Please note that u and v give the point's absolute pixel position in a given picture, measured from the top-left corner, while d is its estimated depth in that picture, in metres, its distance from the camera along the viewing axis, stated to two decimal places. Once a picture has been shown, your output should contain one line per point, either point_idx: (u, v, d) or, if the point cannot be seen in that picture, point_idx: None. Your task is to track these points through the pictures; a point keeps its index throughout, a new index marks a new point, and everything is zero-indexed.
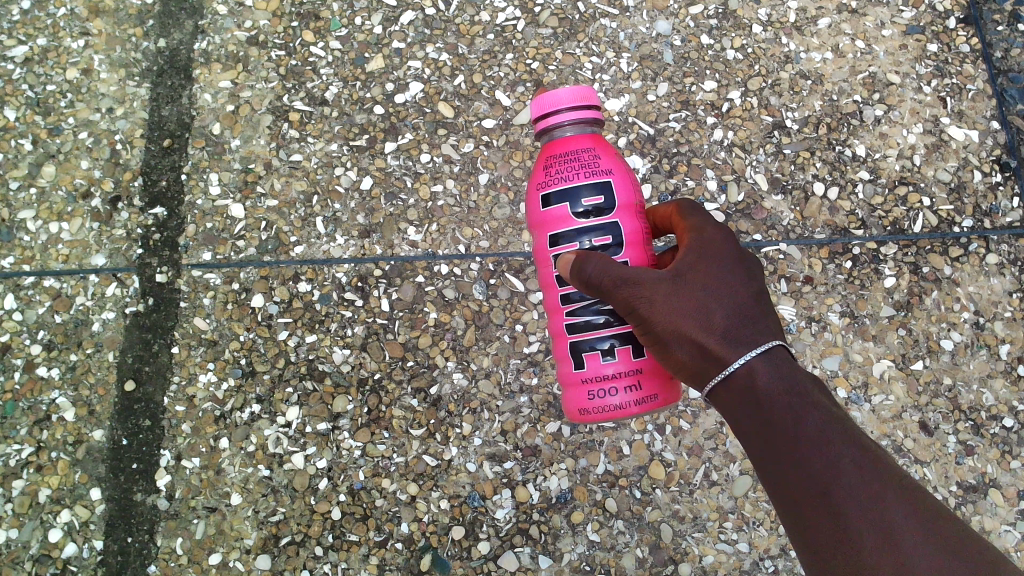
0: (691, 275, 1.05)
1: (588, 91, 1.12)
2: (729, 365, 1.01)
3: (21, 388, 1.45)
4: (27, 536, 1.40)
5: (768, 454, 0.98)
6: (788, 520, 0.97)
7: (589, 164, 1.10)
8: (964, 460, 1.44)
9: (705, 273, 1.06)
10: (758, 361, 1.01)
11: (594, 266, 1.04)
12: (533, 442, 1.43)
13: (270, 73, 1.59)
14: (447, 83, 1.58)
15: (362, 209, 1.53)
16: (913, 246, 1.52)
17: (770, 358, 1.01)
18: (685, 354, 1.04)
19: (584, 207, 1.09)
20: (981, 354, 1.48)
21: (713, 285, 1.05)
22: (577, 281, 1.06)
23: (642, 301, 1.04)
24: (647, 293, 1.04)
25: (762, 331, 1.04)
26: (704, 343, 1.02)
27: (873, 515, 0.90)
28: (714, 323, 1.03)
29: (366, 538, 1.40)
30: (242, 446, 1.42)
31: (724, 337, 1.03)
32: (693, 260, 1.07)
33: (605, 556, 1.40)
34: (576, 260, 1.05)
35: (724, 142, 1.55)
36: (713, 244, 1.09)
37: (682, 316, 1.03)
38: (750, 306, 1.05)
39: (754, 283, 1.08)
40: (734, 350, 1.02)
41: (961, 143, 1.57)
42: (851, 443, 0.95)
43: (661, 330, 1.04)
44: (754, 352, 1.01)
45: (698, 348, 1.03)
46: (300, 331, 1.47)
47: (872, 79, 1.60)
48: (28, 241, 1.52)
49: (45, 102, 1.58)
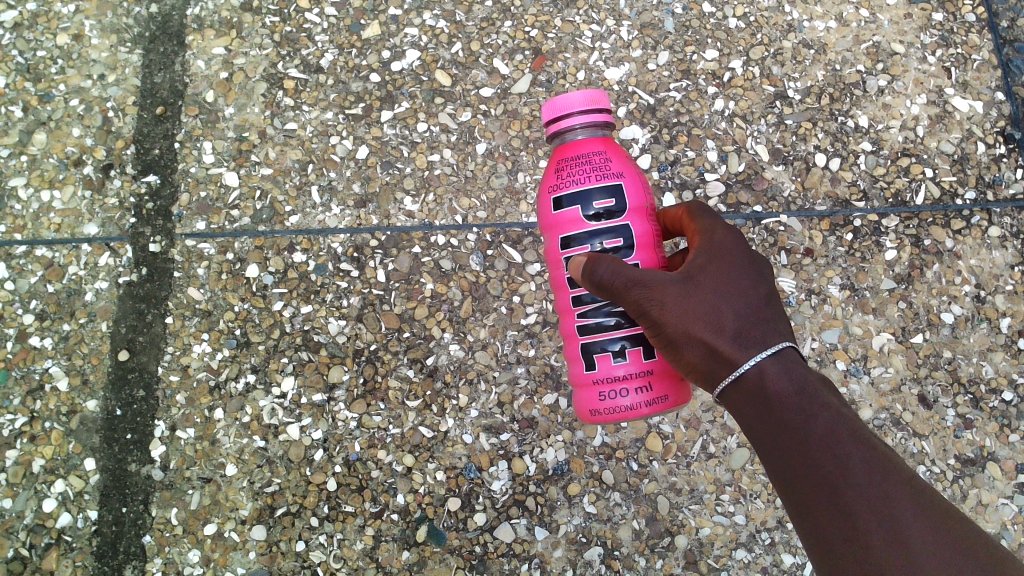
0: (701, 277, 1.05)
1: (600, 95, 1.10)
2: (740, 366, 1.01)
3: (14, 358, 1.44)
4: (21, 506, 1.38)
5: (778, 456, 0.97)
6: (800, 523, 0.95)
7: (600, 168, 1.08)
8: (963, 433, 1.43)
9: (715, 276, 1.05)
10: (769, 363, 1.01)
11: (606, 269, 1.02)
12: (530, 413, 1.42)
13: (265, 40, 1.56)
14: (444, 51, 1.56)
15: (358, 178, 1.51)
16: (915, 218, 1.50)
17: (780, 359, 1.01)
18: (696, 356, 1.04)
19: (595, 210, 1.08)
20: (981, 327, 1.47)
21: (723, 287, 1.05)
22: (588, 282, 1.04)
23: (653, 303, 1.03)
24: (657, 295, 1.03)
25: (772, 332, 1.04)
26: (715, 345, 1.02)
27: (881, 511, 0.89)
28: (723, 324, 1.03)
29: (362, 509, 1.39)
30: (236, 417, 1.42)
31: (735, 338, 1.03)
32: (704, 262, 1.06)
33: (601, 528, 1.39)
34: (587, 262, 1.03)
35: (725, 112, 1.53)
36: (724, 246, 1.08)
37: (693, 318, 1.03)
38: (760, 307, 1.05)
39: (765, 285, 1.08)
40: (745, 351, 1.02)
41: (966, 114, 1.55)
42: (860, 443, 0.94)
43: (673, 333, 1.03)
44: (764, 353, 1.01)
45: (709, 350, 1.03)
46: (295, 301, 1.46)
47: (876, 48, 1.57)
48: (20, 210, 1.49)
49: (36, 68, 1.55)
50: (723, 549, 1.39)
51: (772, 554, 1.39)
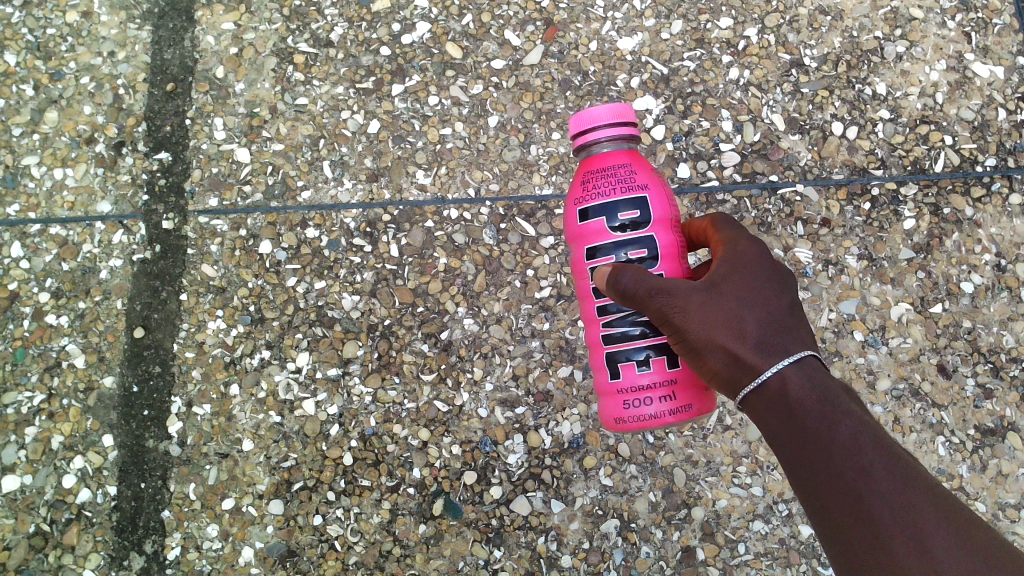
0: (724, 285, 1.03)
1: (626, 108, 1.09)
2: (762, 374, 0.99)
3: (30, 336, 1.44)
4: (41, 482, 1.39)
5: (800, 463, 0.96)
6: (822, 531, 0.94)
7: (625, 179, 1.07)
8: (983, 403, 1.42)
9: (738, 283, 1.04)
10: (791, 371, 0.99)
11: (630, 278, 1.01)
12: (545, 387, 1.41)
13: (274, 15, 1.56)
14: (454, 23, 1.55)
15: (369, 152, 1.50)
16: (934, 186, 1.48)
17: (802, 367, 0.99)
18: (719, 363, 1.02)
19: (621, 221, 1.06)
20: (1002, 296, 1.45)
21: (746, 296, 1.03)
22: (613, 292, 1.03)
23: (676, 311, 1.02)
24: (681, 304, 1.01)
25: (794, 340, 1.01)
26: (737, 352, 1.01)
27: (907, 521, 0.87)
28: (747, 333, 1.01)
29: (378, 483, 1.39)
30: (252, 392, 1.42)
31: (758, 347, 1.01)
32: (727, 271, 1.05)
33: (617, 500, 1.38)
34: (611, 272, 1.03)
35: (740, 81, 1.51)
36: (747, 254, 1.07)
37: (714, 326, 1.01)
38: (785, 315, 1.03)
39: (789, 294, 1.05)
40: (766, 360, 1.00)
41: (986, 80, 1.52)
42: (885, 453, 0.92)
43: (696, 340, 1.02)
44: (786, 361, 0.99)
45: (731, 358, 1.01)
46: (309, 277, 1.46)
47: (894, 14, 1.54)
48: (33, 188, 1.50)
49: (46, 46, 1.55)
50: (740, 521, 1.38)
51: (790, 526, 1.38)
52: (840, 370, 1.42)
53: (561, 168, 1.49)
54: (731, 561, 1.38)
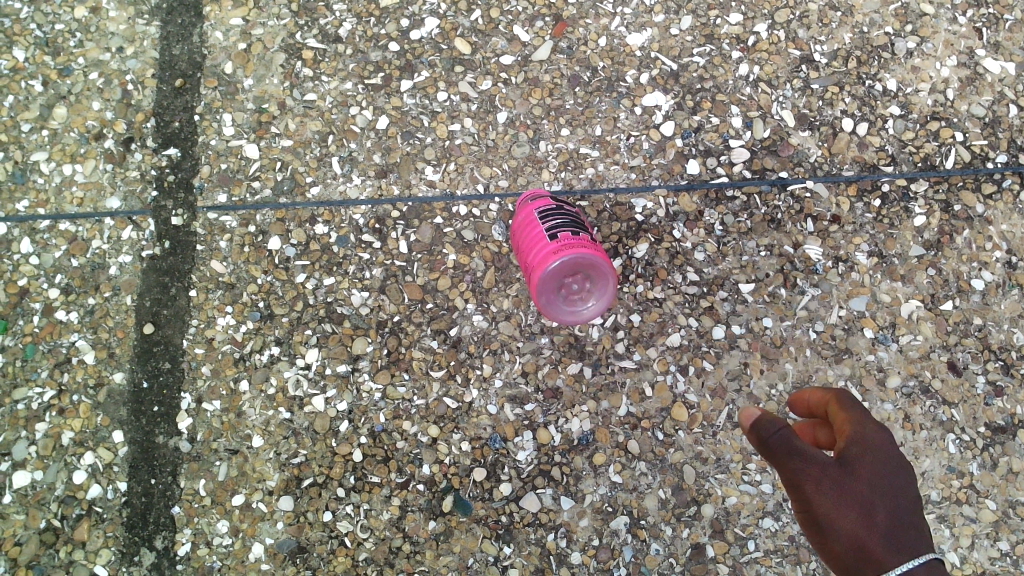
0: (857, 466, 0.93)
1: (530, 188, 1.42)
2: (889, 569, 0.86)
3: (40, 332, 1.44)
4: (51, 478, 1.39)
5: None
6: None
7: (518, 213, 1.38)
8: (993, 401, 1.41)
9: (872, 468, 0.93)
10: (917, 569, 0.86)
11: (777, 430, 0.94)
12: (554, 383, 1.41)
13: (282, 10, 1.56)
14: (463, 18, 1.54)
15: (378, 148, 1.50)
16: (945, 183, 1.48)
17: (931, 568, 0.86)
18: (842, 547, 0.90)
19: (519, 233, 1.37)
20: (1012, 294, 1.44)
21: (879, 486, 0.92)
22: (751, 438, 0.96)
23: (808, 484, 0.92)
24: (813, 477, 0.92)
25: (922, 540, 0.89)
26: (864, 540, 0.89)
27: None
28: (876, 522, 0.90)
29: (388, 480, 1.39)
30: (262, 389, 1.42)
31: (886, 534, 0.89)
32: (859, 452, 0.95)
33: (627, 497, 1.38)
34: (755, 418, 0.96)
35: (750, 77, 1.51)
36: (880, 450, 0.95)
37: (841, 511, 0.90)
38: (912, 514, 0.92)
39: (917, 487, 0.95)
40: (894, 553, 0.87)
41: (997, 76, 1.52)
42: None
43: (822, 513, 0.91)
44: (915, 561, 0.86)
45: (856, 541, 0.89)
46: (318, 273, 1.46)
47: (905, 9, 1.53)
48: (42, 184, 1.50)
49: (55, 41, 1.55)
50: (749, 518, 1.38)
51: (799, 523, 1.38)
52: (850, 367, 1.42)
53: (570, 165, 1.49)
54: (740, 557, 1.38)
